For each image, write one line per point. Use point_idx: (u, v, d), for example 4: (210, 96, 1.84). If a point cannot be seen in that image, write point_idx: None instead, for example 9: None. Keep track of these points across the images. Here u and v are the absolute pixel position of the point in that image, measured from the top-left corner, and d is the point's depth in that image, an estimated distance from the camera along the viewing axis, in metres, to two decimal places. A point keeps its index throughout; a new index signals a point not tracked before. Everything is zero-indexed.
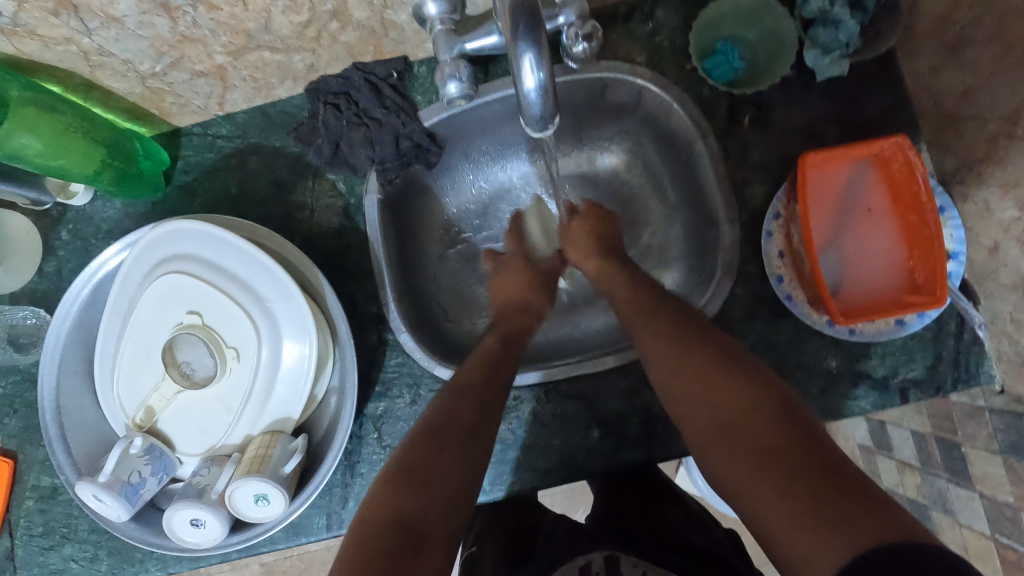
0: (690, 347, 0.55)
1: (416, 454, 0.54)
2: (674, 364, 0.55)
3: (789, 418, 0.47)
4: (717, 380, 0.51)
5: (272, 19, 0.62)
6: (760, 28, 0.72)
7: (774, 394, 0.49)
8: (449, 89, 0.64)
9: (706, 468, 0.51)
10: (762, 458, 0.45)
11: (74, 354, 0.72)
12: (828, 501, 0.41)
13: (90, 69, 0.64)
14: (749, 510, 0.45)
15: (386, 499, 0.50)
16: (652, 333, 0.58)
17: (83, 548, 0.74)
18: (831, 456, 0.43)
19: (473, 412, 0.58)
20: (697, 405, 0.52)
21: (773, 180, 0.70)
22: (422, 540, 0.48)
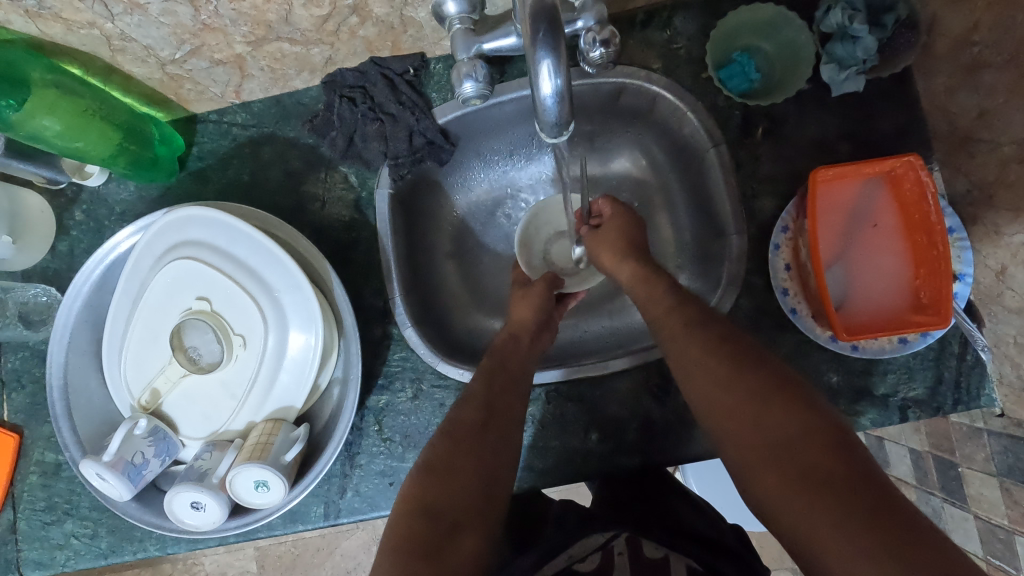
0: (740, 362, 0.54)
1: (446, 463, 0.56)
2: (719, 381, 0.54)
3: (846, 445, 0.46)
4: (767, 400, 0.50)
5: (293, 11, 0.62)
6: (778, 40, 0.72)
7: (826, 420, 0.48)
8: (464, 89, 0.65)
9: (744, 481, 0.50)
10: (815, 484, 0.45)
11: (85, 334, 0.73)
12: (888, 533, 0.41)
13: (111, 53, 0.65)
14: (797, 530, 0.45)
15: (421, 506, 0.53)
16: (699, 346, 0.56)
17: (83, 525, 0.75)
18: (885, 489, 0.44)
19: (501, 419, 0.60)
20: (742, 421, 0.51)
21: (782, 193, 0.70)
22: (450, 536, 0.51)
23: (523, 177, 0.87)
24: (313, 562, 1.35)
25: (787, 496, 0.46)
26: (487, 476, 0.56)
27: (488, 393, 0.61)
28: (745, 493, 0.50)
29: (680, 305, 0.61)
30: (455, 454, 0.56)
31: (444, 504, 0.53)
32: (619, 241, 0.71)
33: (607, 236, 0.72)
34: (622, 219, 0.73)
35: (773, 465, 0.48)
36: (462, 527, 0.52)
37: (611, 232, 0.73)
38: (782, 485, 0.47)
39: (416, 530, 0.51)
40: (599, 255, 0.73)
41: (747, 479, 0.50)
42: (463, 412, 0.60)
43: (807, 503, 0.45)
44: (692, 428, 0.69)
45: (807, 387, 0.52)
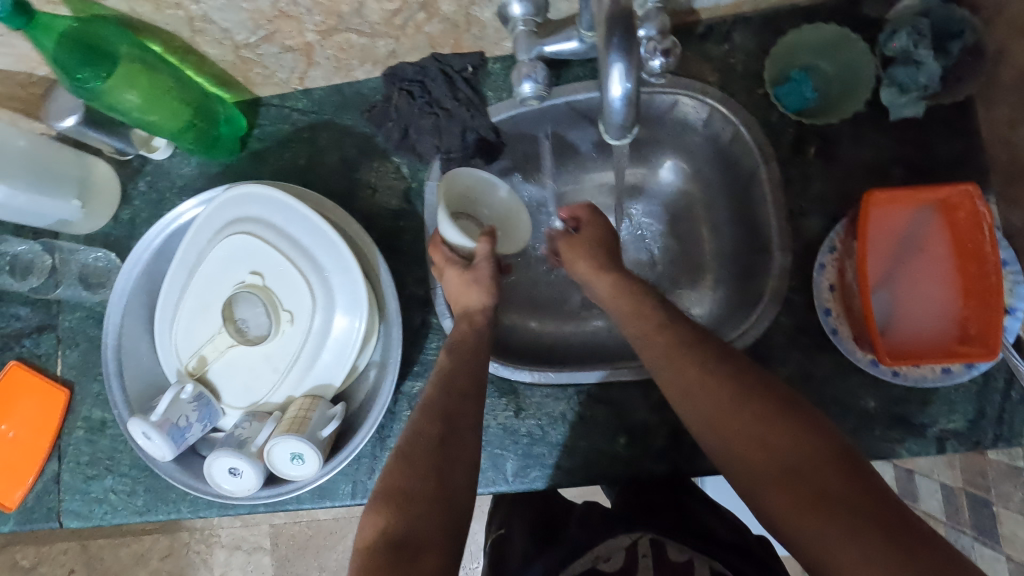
0: (740, 383, 0.54)
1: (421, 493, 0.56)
2: (722, 402, 0.53)
3: (856, 465, 0.47)
4: (772, 420, 0.51)
5: (365, 4, 0.65)
6: (838, 62, 0.72)
7: (833, 439, 0.49)
8: (523, 88, 0.67)
9: (755, 502, 0.50)
10: (830, 507, 0.45)
11: (140, 299, 0.77)
12: (905, 555, 0.42)
13: (191, 34, 0.68)
14: (813, 551, 0.45)
15: (389, 536, 0.53)
16: (698, 367, 0.56)
17: (122, 482, 0.78)
18: (897, 505, 0.45)
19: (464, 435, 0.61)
20: (746, 441, 0.51)
21: (831, 214, 0.70)
22: (418, 552, 0.52)
23: (544, 195, 0.88)
24: (325, 544, 1.37)
25: (800, 516, 0.46)
26: (445, 486, 0.57)
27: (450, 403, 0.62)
28: (755, 511, 0.51)
29: (675, 322, 0.61)
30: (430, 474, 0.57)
31: (411, 529, 0.54)
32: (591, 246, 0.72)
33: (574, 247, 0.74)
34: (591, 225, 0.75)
35: (785, 486, 0.48)
36: (427, 535, 0.54)
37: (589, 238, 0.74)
38: (796, 505, 0.47)
39: (381, 547, 0.53)
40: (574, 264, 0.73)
41: (758, 500, 0.50)
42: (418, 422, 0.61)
43: (823, 523, 0.45)
44: None
45: (811, 407, 0.52)
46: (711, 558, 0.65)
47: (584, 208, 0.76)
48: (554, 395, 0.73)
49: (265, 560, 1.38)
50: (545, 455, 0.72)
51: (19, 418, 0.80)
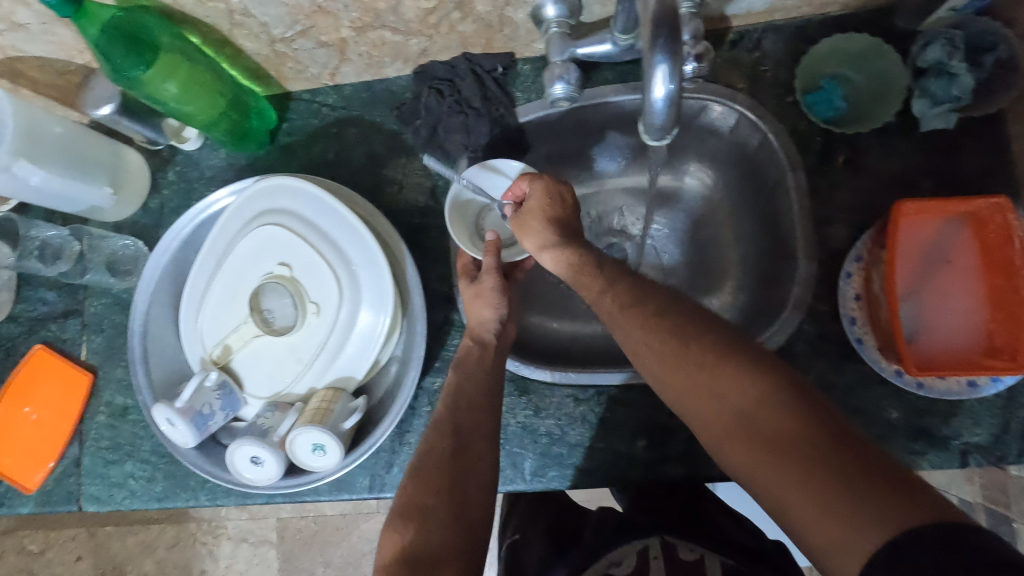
0: (683, 337, 0.54)
1: (424, 549, 0.55)
2: (668, 359, 0.54)
3: (805, 405, 0.47)
4: (716, 370, 0.51)
5: (401, 2, 0.66)
6: (868, 72, 0.72)
7: (783, 378, 0.49)
8: (555, 90, 0.68)
9: (719, 454, 0.51)
10: (783, 451, 0.45)
11: (166, 287, 0.78)
12: (856, 488, 0.42)
13: (230, 27, 0.70)
14: (770, 496, 0.46)
15: (407, 550, 0.55)
16: (641, 327, 0.57)
17: (142, 467, 0.79)
18: (847, 439, 0.44)
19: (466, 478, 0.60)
20: (697, 395, 0.52)
21: (858, 224, 0.70)
22: (433, 564, 0.54)
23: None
24: (331, 539, 1.37)
25: (753, 464, 0.47)
26: (458, 494, 0.59)
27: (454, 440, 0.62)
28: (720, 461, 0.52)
29: (615, 283, 0.61)
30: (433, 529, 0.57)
31: (425, 543, 0.55)
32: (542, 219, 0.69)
33: (525, 216, 0.70)
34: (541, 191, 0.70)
35: (737, 435, 0.49)
36: (442, 549, 0.55)
37: (542, 203, 0.70)
38: (748, 453, 0.48)
39: (400, 559, 0.55)
40: (531, 246, 0.70)
41: (722, 451, 0.51)
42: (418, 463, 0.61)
43: (773, 468, 0.46)
44: None
45: (758, 349, 0.52)
46: (720, 555, 0.65)
47: (522, 180, 0.73)
48: (575, 396, 0.73)
49: (270, 553, 1.38)
50: (563, 455, 0.72)
51: (41, 400, 0.80)
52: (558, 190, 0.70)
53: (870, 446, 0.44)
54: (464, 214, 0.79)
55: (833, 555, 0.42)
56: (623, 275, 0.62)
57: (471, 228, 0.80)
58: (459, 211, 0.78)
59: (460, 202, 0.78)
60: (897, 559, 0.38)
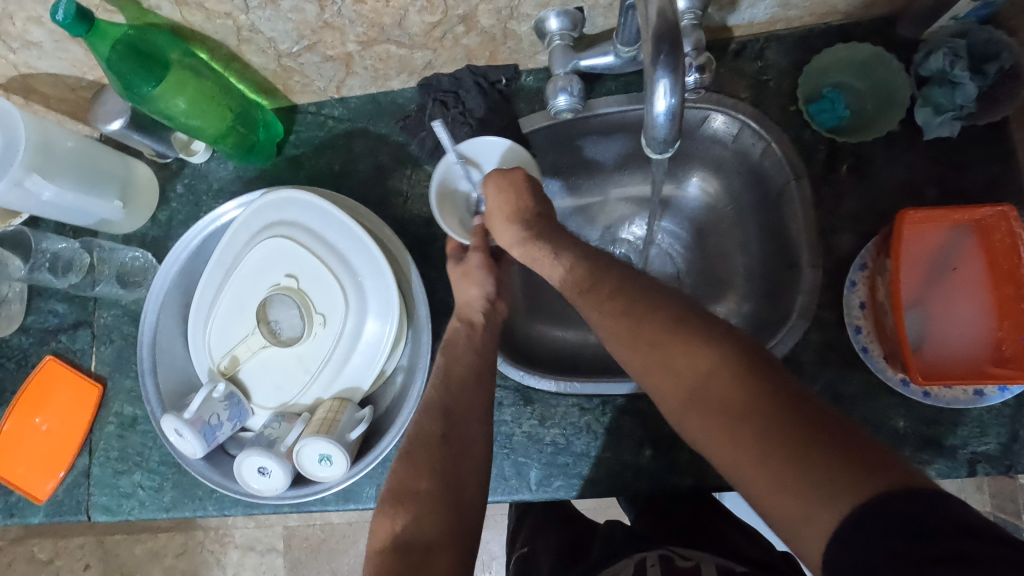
0: (638, 314, 0.56)
1: (417, 537, 0.56)
2: (625, 336, 0.56)
3: (756, 373, 0.48)
4: (672, 345, 0.53)
5: (407, 17, 0.67)
6: (873, 81, 0.72)
7: (736, 346, 0.50)
8: (558, 101, 0.69)
9: (680, 426, 0.53)
10: (736, 424, 0.47)
11: (175, 298, 0.78)
12: (806, 459, 0.43)
13: (237, 42, 0.71)
14: (727, 466, 0.48)
15: (399, 540, 0.56)
16: (598, 306, 0.59)
17: (150, 477, 0.79)
18: (798, 406, 0.45)
19: (463, 490, 0.59)
20: (656, 370, 0.54)
21: (863, 232, 0.70)
22: (427, 553, 0.55)
23: (568, 206, 0.89)
24: (338, 547, 1.38)
25: (711, 435, 0.49)
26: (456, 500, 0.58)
27: (453, 451, 0.61)
28: (683, 434, 0.53)
29: (575, 264, 0.62)
30: (425, 524, 0.56)
31: (416, 531, 0.56)
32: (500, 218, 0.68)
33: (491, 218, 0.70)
34: (497, 186, 0.68)
35: (693, 407, 0.51)
36: (434, 536, 0.56)
37: (499, 200, 0.68)
38: (705, 424, 0.49)
39: (394, 550, 0.55)
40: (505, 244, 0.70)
41: (684, 427, 0.52)
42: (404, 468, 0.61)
43: (728, 439, 0.47)
44: None
45: (713, 318, 0.54)
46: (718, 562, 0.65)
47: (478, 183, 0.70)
48: (578, 405, 0.74)
49: (277, 561, 1.38)
50: (568, 465, 0.72)
51: (53, 410, 0.81)
52: (513, 176, 0.68)
53: (821, 411, 0.45)
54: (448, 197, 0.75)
55: (791, 529, 0.43)
56: (584, 259, 0.62)
57: (460, 211, 0.77)
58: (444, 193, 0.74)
59: (446, 185, 0.74)
60: (851, 534, 0.39)
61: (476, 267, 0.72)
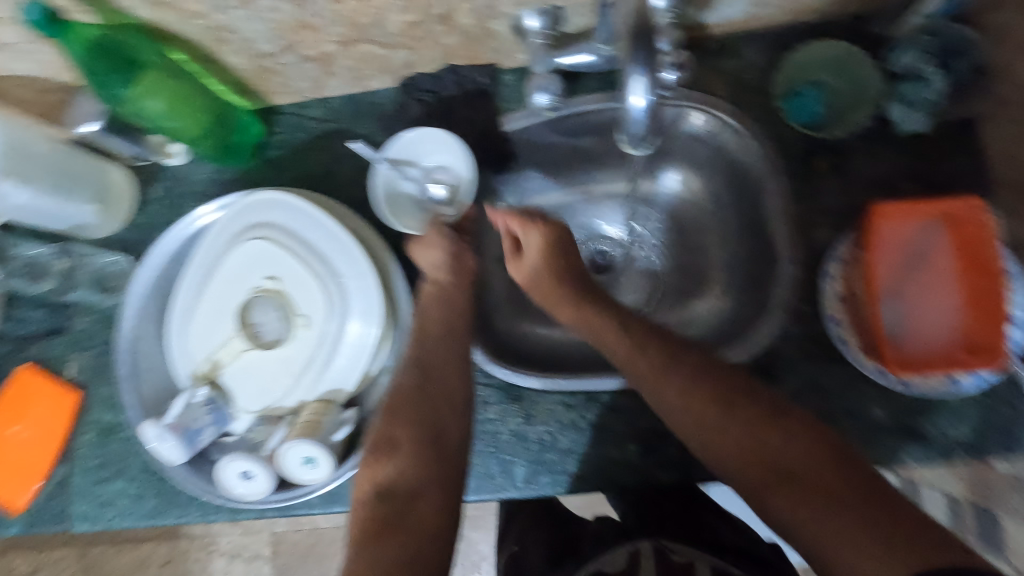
0: (729, 398, 0.60)
1: (402, 484, 0.61)
2: (715, 417, 0.59)
3: (846, 463, 0.54)
4: (767, 430, 0.57)
5: (386, 16, 0.67)
6: (846, 78, 0.72)
7: (823, 438, 0.56)
8: (538, 100, 0.71)
9: (760, 507, 0.56)
10: (831, 509, 0.51)
11: (154, 303, 0.77)
12: (900, 544, 0.48)
13: (215, 43, 0.70)
14: (816, 546, 0.51)
15: (383, 486, 0.61)
16: (682, 384, 0.61)
17: (131, 486, 0.78)
18: (889, 497, 0.51)
19: (443, 446, 0.63)
20: (745, 451, 0.57)
21: (839, 226, 0.71)
22: (413, 497, 0.60)
23: (552, 204, 0.89)
24: (327, 552, 1.36)
25: (801, 517, 0.52)
26: (438, 452, 0.63)
27: (433, 413, 0.64)
28: (762, 516, 0.56)
29: (649, 342, 0.65)
30: (407, 474, 0.61)
31: (399, 478, 0.61)
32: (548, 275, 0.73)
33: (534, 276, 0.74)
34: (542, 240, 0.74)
35: (782, 489, 0.54)
36: (420, 483, 0.61)
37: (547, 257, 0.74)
38: (795, 505, 0.53)
39: (382, 496, 0.60)
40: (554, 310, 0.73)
41: (774, 514, 0.55)
42: (386, 427, 0.64)
43: (822, 521, 0.51)
44: None
45: (799, 410, 0.59)
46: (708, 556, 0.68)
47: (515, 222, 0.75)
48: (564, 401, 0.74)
49: (265, 568, 1.37)
50: (555, 462, 0.72)
51: (31, 418, 0.80)
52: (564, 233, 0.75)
53: (901, 503, 0.51)
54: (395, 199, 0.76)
55: None
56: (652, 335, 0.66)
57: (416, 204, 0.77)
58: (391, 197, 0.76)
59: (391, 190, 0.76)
60: None
61: (458, 267, 0.72)
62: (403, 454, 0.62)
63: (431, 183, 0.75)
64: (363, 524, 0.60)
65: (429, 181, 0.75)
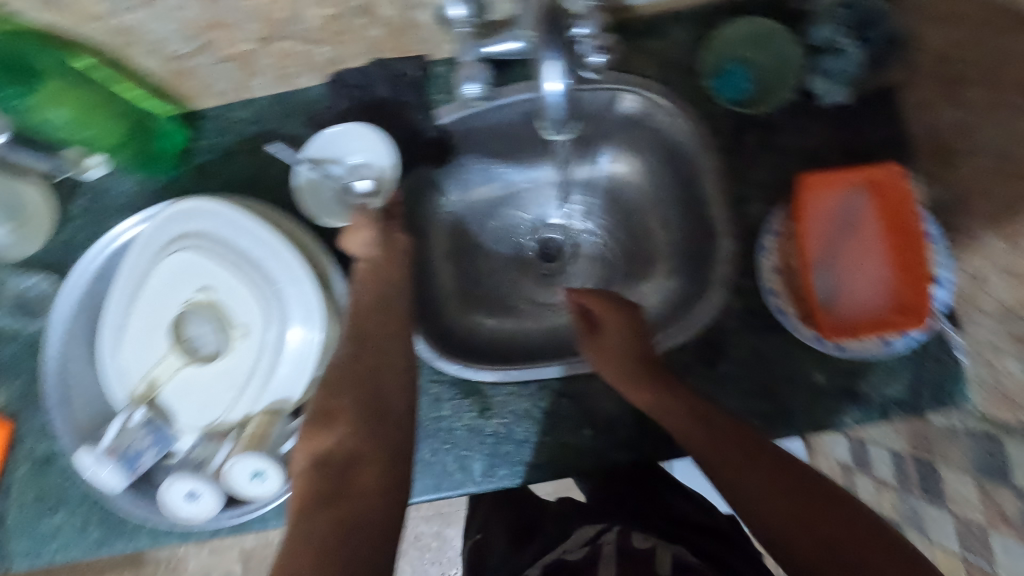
0: (782, 475, 0.56)
1: (341, 450, 0.59)
2: (770, 494, 0.55)
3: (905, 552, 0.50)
4: (823, 511, 0.53)
5: (302, 10, 0.65)
6: (769, 53, 0.74)
7: (885, 531, 0.51)
8: (467, 91, 0.68)
9: None
10: None
11: (82, 326, 0.73)
12: None
13: (123, 44, 0.67)
14: None
15: (318, 456, 0.59)
16: (734, 459, 0.58)
17: (73, 517, 0.74)
18: None
19: (387, 415, 0.63)
20: (797, 527, 0.53)
21: (772, 199, 0.73)
22: (352, 463, 0.59)
23: (496, 195, 0.88)
24: None
25: None
26: (377, 416, 0.62)
27: (371, 378, 0.63)
28: None
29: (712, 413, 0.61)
30: (348, 444, 0.60)
31: (335, 445, 0.60)
32: (620, 353, 0.67)
33: (605, 352, 0.68)
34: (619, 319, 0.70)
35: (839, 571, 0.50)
36: (361, 448, 0.60)
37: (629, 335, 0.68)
38: None
39: (319, 466, 0.58)
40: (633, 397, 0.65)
41: None
42: (323, 401, 0.62)
43: None
44: None
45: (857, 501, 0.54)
46: (674, 542, 0.69)
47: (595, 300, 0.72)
48: (516, 391, 0.74)
49: None
50: (511, 453, 0.72)
51: None
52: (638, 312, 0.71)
53: None
54: (316, 194, 0.76)
55: None
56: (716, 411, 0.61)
57: (335, 196, 0.76)
58: (312, 191, 0.75)
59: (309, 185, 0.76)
60: None
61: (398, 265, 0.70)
62: (343, 424, 0.61)
63: (355, 180, 0.74)
64: (299, 496, 0.57)
65: (353, 179, 0.74)
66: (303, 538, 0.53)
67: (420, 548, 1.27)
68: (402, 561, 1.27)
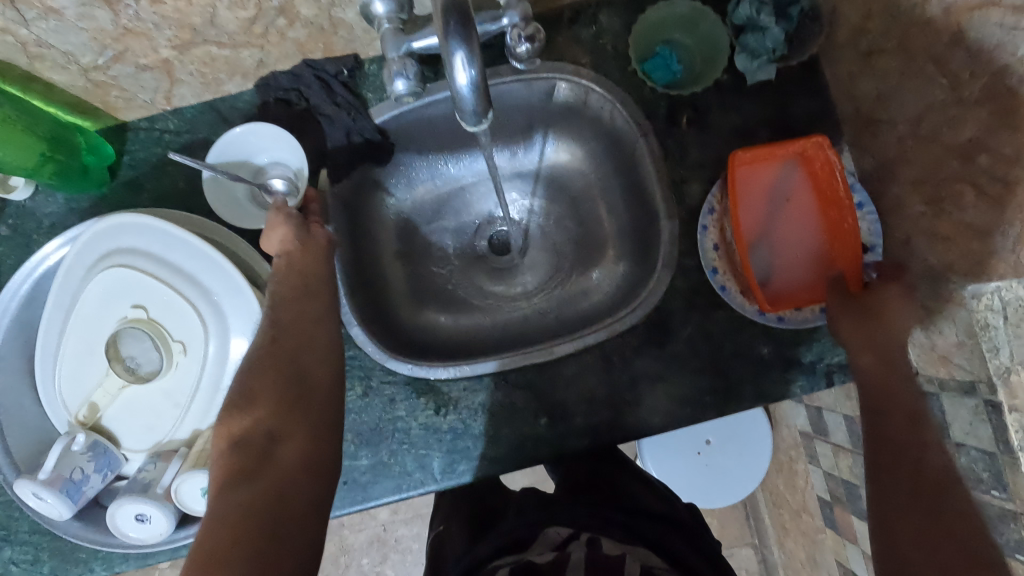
0: (906, 436, 0.57)
1: (261, 428, 0.57)
2: (888, 449, 0.57)
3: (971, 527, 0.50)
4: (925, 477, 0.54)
5: (217, 14, 0.63)
6: (697, 35, 0.76)
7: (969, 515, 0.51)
8: (396, 87, 0.64)
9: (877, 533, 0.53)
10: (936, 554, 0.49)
11: (16, 352, 0.71)
12: None
13: (28, 61, 0.64)
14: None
15: (238, 438, 0.57)
16: (898, 415, 0.59)
17: (23, 551, 0.72)
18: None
19: (313, 396, 0.61)
20: (899, 476, 0.55)
21: (708, 178, 0.74)
22: (275, 439, 0.57)
23: (443, 190, 0.88)
24: None
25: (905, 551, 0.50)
26: (299, 394, 0.60)
27: (295, 360, 0.62)
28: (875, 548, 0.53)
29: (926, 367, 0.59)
30: (270, 422, 0.58)
31: (255, 424, 0.57)
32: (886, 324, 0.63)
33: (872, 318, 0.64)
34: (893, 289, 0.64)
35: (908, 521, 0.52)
36: (284, 427, 0.58)
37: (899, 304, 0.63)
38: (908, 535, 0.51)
39: (239, 446, 0.56)
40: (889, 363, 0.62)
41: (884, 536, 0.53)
42: (247, 385, 0.60)
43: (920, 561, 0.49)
44: (635, 406, 0.71)
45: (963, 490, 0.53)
46: (642, 542, 0.66)
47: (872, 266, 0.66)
48: (470, 386, 0.74)
49: None
50: (470, 448, 0.72)
51: None
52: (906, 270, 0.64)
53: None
54: (223, 191, 0.74)
55: None
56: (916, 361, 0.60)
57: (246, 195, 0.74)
58: (219, 189, 0.73)
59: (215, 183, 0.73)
60: None
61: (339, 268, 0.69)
62: (264, 403, 0.59)
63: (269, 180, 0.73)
64: (217, 479, 0.54)
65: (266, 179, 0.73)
66: (225, 514, 0.50)
67: (402, 552, 1.27)
68: (384, 567, 1.26)
